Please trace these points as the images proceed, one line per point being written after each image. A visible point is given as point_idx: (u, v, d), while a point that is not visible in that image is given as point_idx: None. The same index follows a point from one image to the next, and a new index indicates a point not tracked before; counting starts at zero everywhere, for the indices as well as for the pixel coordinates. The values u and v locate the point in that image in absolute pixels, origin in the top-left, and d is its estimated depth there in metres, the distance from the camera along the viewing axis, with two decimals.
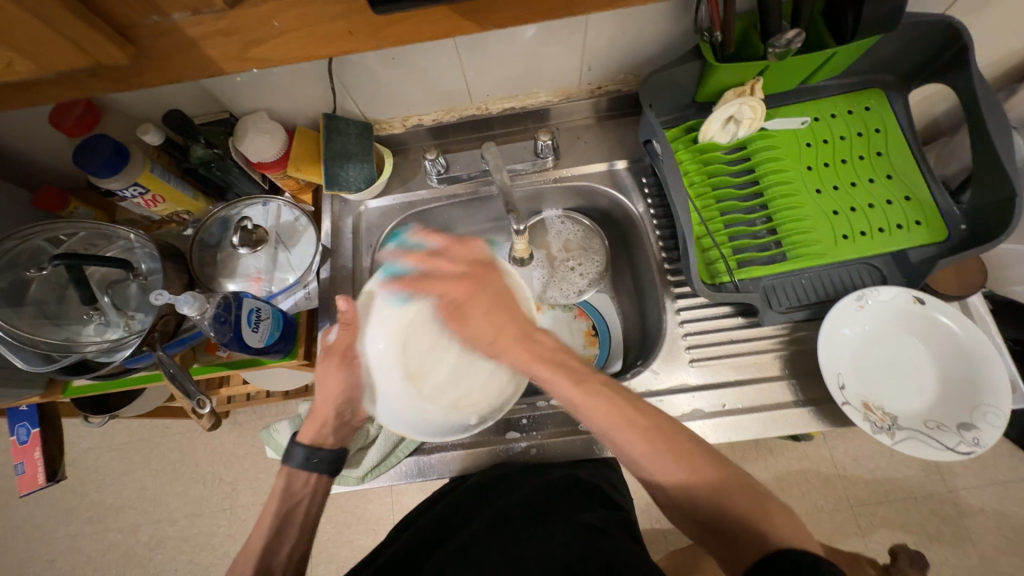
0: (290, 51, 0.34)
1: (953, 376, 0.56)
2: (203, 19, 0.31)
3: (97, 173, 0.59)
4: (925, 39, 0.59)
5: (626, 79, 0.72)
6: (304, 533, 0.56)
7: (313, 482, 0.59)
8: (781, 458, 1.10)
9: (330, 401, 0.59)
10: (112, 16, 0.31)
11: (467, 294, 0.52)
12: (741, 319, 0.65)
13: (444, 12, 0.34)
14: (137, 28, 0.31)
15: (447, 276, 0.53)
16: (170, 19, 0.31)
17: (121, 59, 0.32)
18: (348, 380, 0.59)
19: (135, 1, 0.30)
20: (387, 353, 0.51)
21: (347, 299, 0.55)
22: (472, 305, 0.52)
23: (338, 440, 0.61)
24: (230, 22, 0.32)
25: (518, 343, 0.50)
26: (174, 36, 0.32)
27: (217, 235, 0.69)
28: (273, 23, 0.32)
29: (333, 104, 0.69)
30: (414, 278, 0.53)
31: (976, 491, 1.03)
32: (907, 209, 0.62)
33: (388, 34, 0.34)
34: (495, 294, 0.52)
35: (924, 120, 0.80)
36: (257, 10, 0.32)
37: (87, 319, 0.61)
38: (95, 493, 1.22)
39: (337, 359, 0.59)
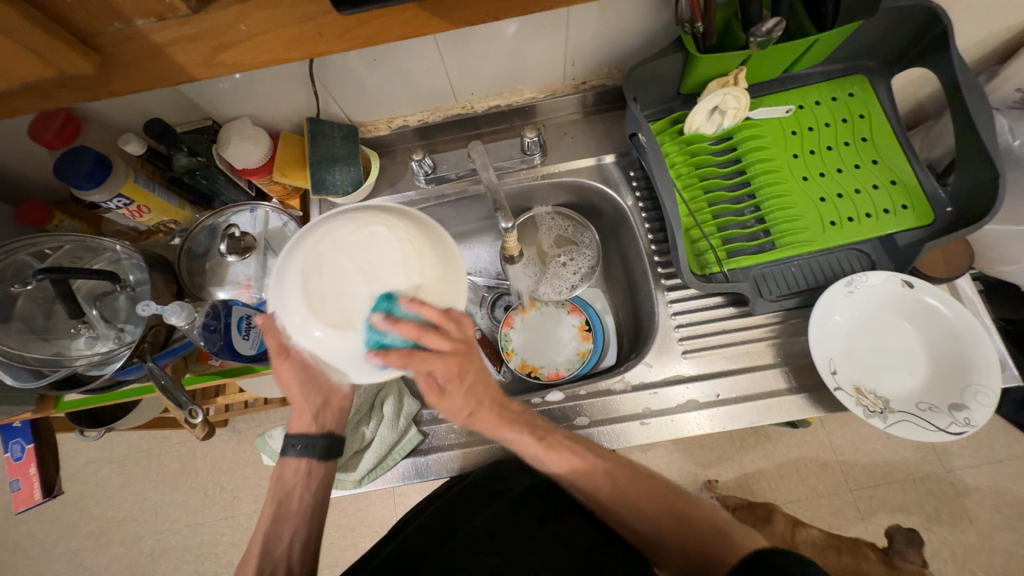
0: (261, 55, 0.34)
1: (942, 357, 0.56)
2: (169, 25, 0.31)
3: (80, 185, 0.59)
4: (905, 24, 0.59)
5: (609, 72, 0.72)
6: (304, 521, 0.56)
7: (305, 471, 0.57)
8: (780, 446, 1.10)
9: (294, 390, 0.54)
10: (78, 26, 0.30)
11: (456, 375, 0.47)
12: (732, 309, 0.65)
13: (412, 11, 0.33)
14: (102, 36, 0.31)
15: (438, 362, 0.44)
16: (137, 27, 0.31)
17: (88, 68, 0.31)
18: (298, 369, 0.51)
19: (98, 9, 0.29)
20: (305, 322, 0.40)
21: (261, 315, 0.47)
22: (459, 383, 0.48)
23: (327, 424, 0.58)
24: (199, 27, 0.31)
25: (488, 412, 0.52)
26: (141, 43, 0.32)
27: (205, 244, 0.69)
28: (241, 26, 0.32)
29: (317, 108, 0.69)
30: (405, 357, 0.42)
31: (972, 471, 1.04)
32: (893, 193, 0.62)
33: (356, 35, 0.34)
34: (479, 378, 0.50)
35: (908, 104, 0.80)
36: (226, 14, 0.31)
37: (76, 332, 0.61)
38: (95, 507, 1.21)
39: (279, 356, 0.50)
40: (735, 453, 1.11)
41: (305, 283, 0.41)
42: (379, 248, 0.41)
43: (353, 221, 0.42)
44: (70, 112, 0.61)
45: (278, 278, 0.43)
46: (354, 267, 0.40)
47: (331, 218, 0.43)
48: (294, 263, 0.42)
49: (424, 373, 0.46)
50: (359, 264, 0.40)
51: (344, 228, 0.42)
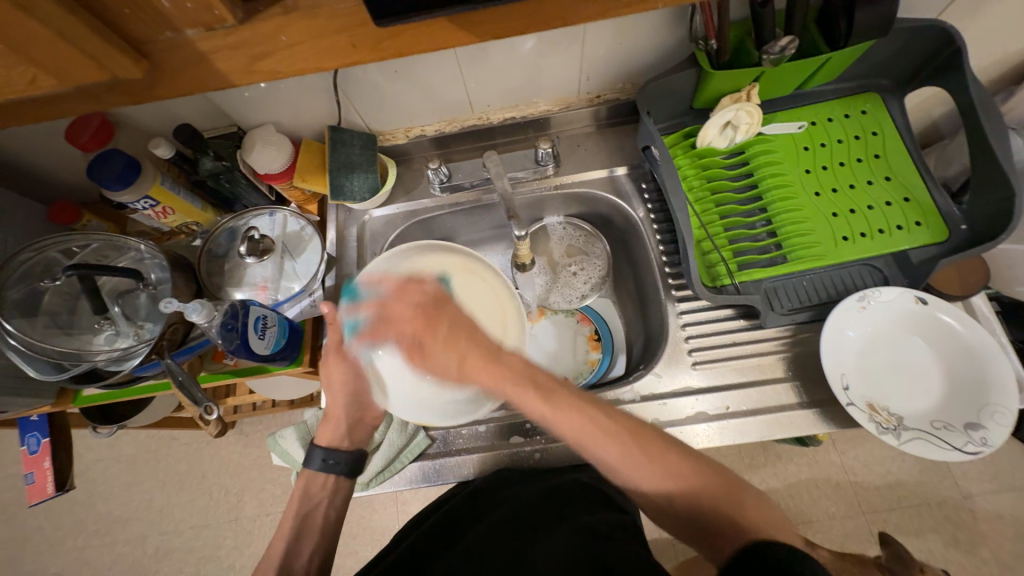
0: (298, 63, 0.36)
1: (957, 375, 0.56)
2: (214, 34, 0.33)
3: (109, 186, 0.61)
4: (919, 43, 0.60)
5: (624, 87, 0.73)
6: (325, 533, 0.56)
7: (332, 485, 0.58)
8: (790, 466, 1.08)
9: (338, 397, 0.59)
10: (130, 34, 0.32)
11: (424, 330, 0.48)
12: (743, 322, 0.65)
13: (442, 24, 0.35)
14: (152, 44, 0.33)
15: (404, 321, 0.50)
16: (184, 36, 0.33)
17: (137, 73, 0.33)
18: (351, 373, 0.58)
19: (150, 18, 0.31)
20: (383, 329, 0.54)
21: (329, 304, 0.59)
22: (432, 339, 0.48)
23: (356, 440, 0.60)
24: (241, 37, 0.33)
25: (481, 364, 0.47)
26: (186, 51, 0.33)
27: (225, 245, 0.71)
28: (281, 37, 0.34)
29: (338, 117, 0.71)
30: (369, 327, 0.53)
31: (991, 498, 1.01)
32: (906, 210, 0.62)
33: (388, 46, 0.36)
34: (453, 329, 0.48)
35: (922, 123, 0.81)
36: (266, 25, 0.33)
37: (98, 328, 0.63)
38: (102, 505, 1.22)
39: (337, 354, 0.59)
40: (744, 472, 1.09)
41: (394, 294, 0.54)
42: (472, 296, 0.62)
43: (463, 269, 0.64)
44: (105, 117, 0.64)
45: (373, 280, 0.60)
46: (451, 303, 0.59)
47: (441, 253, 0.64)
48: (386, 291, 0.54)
49: (401, 332, 0.50)
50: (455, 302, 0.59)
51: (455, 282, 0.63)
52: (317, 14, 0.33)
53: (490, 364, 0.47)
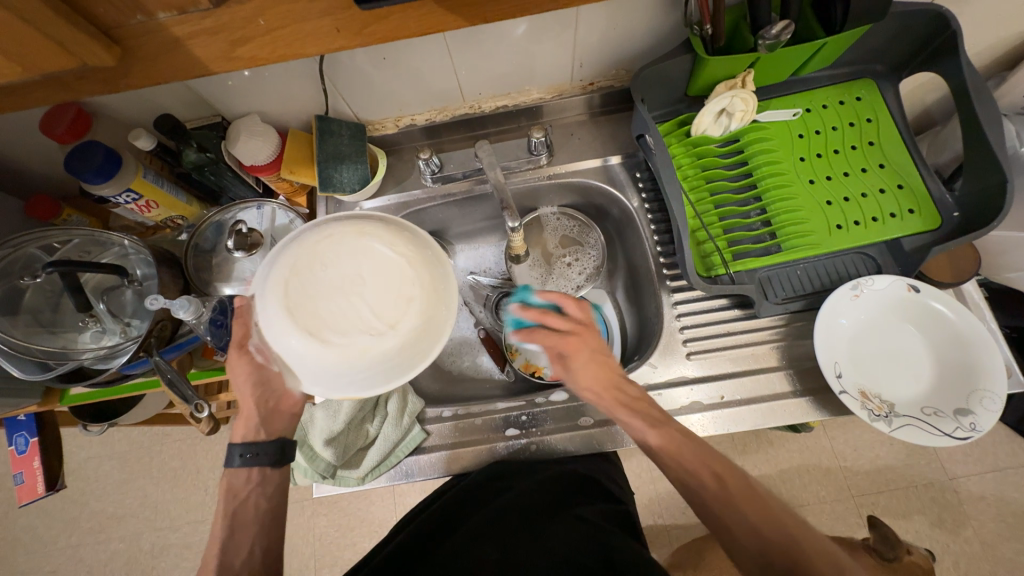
0: (278, 50, 0.34)
1: (947, 362, 0.56)
2: (188, 18, 0.31)
3: (90, 180, 0.59)
4: (914, 28, 0.59)
5: (617, 74, 0.72)
6: (265, 526, 0.53)
7: (256, 475, 0.55)
8: (782, 451, 1.10)
9: (246, 390, 0.55)
10: (99, 16, 0.30)
11: (573, 347, 0.53)
12: (738, 311, 0.65)
13: (428, 10, 0.34)
14: (124, 29, 0.31)
15: (564, 325, 0.54)
16: (156, 20, 0.31)
17: (109, 59, 0.32)
18: (251, 366, 0.54)
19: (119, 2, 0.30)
20: (278, 313, 0.42)
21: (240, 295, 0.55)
22: (574, 357, 0.53)
23: (276, 430, 0.57)
24: (217, 22, 0.32)
25: (614, 392, 0.52)
26: (161, 36, 0.32)
27: (212, 240, 0.69)
28: (260, 20, 0.32)
29: (326, 106, 0.69)
30: (528, 326, 0.55)
31: (976, 479, 1.04)
32: (899, 197, 0.62)
33: (372, 33, 0.34)
34: (594, 354, 0.54)
35: (915, 109, 0.80)
36: (243, 8, 0.31)
37: (83, 326, 0.61)
38: (96, 503, 1.21)
39: (238, 352, 0.54)
40: (737, 458, 1.11)
41: (293, 277, 0.43)
42: (369, 264, 0.43)
43: (353, 235, 0.45)
44: (81, 106, 0.61)
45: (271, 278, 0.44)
46: (340, 278, 0.43)
47: (326, 229, 0.45)
48: (287, 258, 0.44)
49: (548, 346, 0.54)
50: (349, 270, 0.43)
51: (346, 236, 0.45)
52: None
53: (619, 394, 0.52)
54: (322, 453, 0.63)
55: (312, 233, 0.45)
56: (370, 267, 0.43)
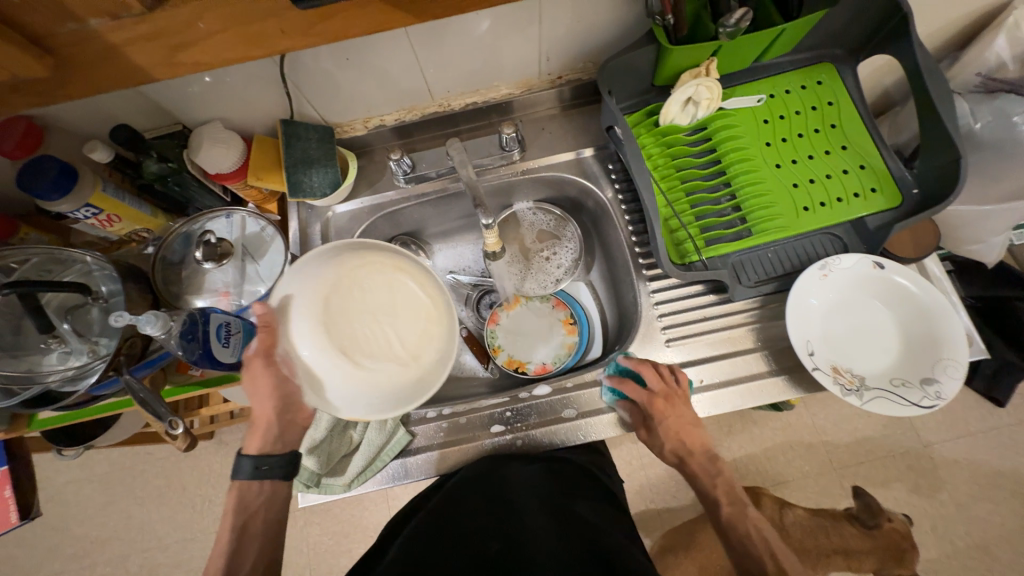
0: (222, 52, 0.33)
1: (913, 334, 0.58)
2: (121, 24, 0.30)
3: (44, 196, 0.57)
4: (868, 12, 0.60)
5: (584, 67, 0.72)
6: (268, 541, 0.54)
7: (267, 488, 0.55)
8: (766, 430, 1.13)
9: (265, 403, 0.53)
10: (26, 25, 0.29)
11: (660, 412, 0.58)
12: (713, 296, 0.66)
13: (375, 7, 0.33)
14: (54, 36, 0.30)
15: (653, 387, 0.59)
16: (89, 26, 0.30)
17: (42, 72, 0.30)
18: (277, 378, 0.53)
19: (46, 11, 0.28)
20: (318, 330, 0.52)
21: (262, 303, 0.51)
22: (663, 421, 0.58)
23: (291, 442, 0.57)
24: (155, 26, 0.31)
25: (695, 457, 0.59)
26: (96, 43, 0.31)
27: (180, 251, 0.67)
28: (199, 24, 0.31)
29: (290, 110, 0.68)
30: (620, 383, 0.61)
31: (950, 445, 1.08)
32: (862, 177, 0.64)
33: (320, 31, 0.33)
34: (681, 417, 0.58)
35: (876, 91, 0.83)
36: (180, 11, 0.30)
37: (47, 347, 0.59)
38: (78, 528, 1.18)
39: (263, 361, 0.53)
40: (723, 439, 1.13)
41: (334, 295, 0.53)
42: (404, 297, 0.55)
43: (392, 266, 0.55)
44: (30, 120, 0.58)
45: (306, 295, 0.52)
46: (375, 305, 0.55)
47: (367, 253, 0.54)
48: (328, 271, 0.53)
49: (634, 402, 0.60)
50: (385, 298, 0.55)
51: (385, 265, 0.55)
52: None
53: (699, 458, 0.59)
54: (305, 462, 0.62)
55: (349, 251, 0.53)
56: (401, 300, 0.55)
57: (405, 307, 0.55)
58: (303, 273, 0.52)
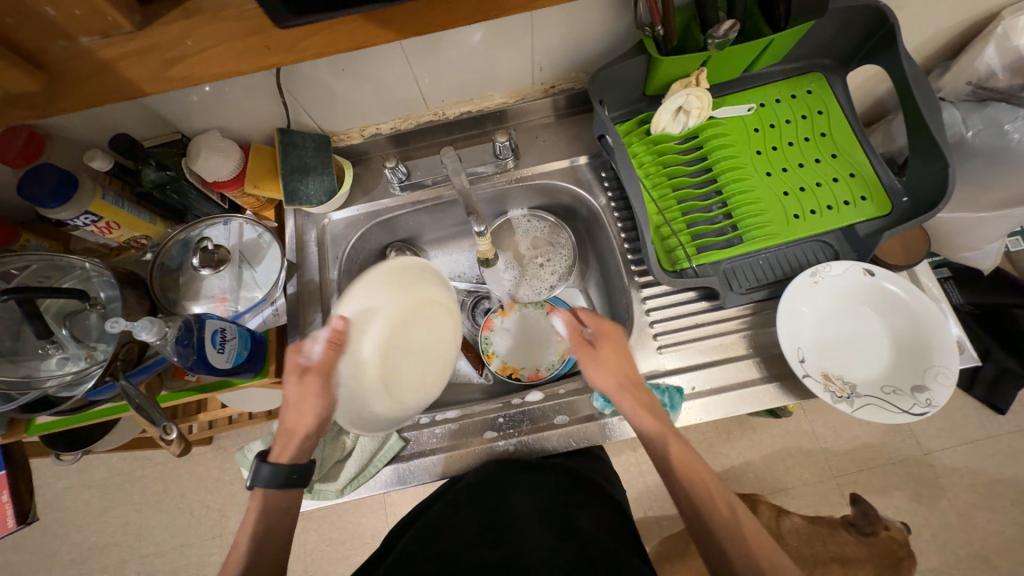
0: (213, 68, 0.35)
1: (903, 341, 0.58)
2: (112, 41, 0.32)
3: (45, 204, 0.58)
4: (856, 23, 0.61)
5: (577, 77, 0.73)
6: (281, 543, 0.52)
7: (290, 494, 0.53)
8: (765, 437, 1.12)
9: (306, 416, 0.52)
10: (21, 42, 0.30)
11: (608, 334, 0.56)
12: (705, 303, 0.66)
13: (361, 24, 0.34)
14: (47, 54, 0.31)
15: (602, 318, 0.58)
16: (79, 43, 0.31)
17: (34, 86, 0.32)
18: (324, 395, 0.52)
19: (39, 28, 0.30)
20: (361, 346, 0.51)
21: (343, 318, 0.50)
22: (608, 342, 0.56)
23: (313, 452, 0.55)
24: (145, 43, 0.32)
25: (637, 390, 0.53)
26: (88, 59, 0.32)
27: (179, 258, 0.68)
28: (187, 41, 0.32)
29: (287, 119, 0.69)
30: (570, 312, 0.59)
31: (950, 452, 1.07)
32: (852, 185, 0.64)
33: (307, 48, 0.34)
34: (623, 345, 0.56)
35: (868, 100, 0.84)
36: (169, 29, 0.32)
37: (46, 353, 0.59)
38: (77, 534, 1.18)
39: (318, 377, 0.51)
40: (721, 446, 1.13)
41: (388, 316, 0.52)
42: (441, 332, 0.57)
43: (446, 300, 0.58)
44: (32, 130, 0.60)
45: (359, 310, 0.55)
46: (414, 334, 0.54)
47: (425, 280, 0.56)
48: (390, 291, 0.52)
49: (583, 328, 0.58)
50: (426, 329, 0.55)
51: (440, 296, 0.57)
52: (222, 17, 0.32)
53: (640, 390, 0.54)
54: None
55: (410, 275, 0.54)
56: (436, 339, 0.56)
57: (432, 345, 0.56)
58: (370, 288, 0.51)
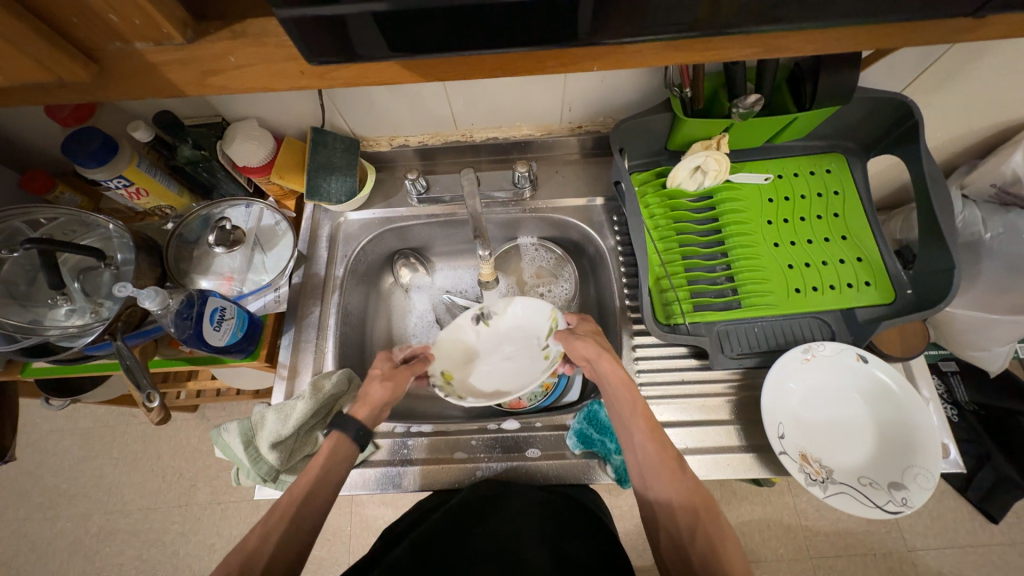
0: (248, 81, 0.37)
1: (889, 434, 0.57)
2: (163, 49, 0.34)
3: (83, 164, 0.61)
4: (882, 113, 0.62)
5: (604, 121, 0.75)
6: (302, 523, 0.52)
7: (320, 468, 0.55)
8: (744, 503, 1.09)
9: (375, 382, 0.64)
10: (82, 39, 0.33)
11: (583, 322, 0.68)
12: (694, 360, 0.66)
13: (389, 64, 0.36)
14: (103, 51, 0.34)
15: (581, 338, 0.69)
16: (133, 47, 0.34)
17: (85, 76, 0.34)
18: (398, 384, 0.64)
19: (101, 30, 0.32)
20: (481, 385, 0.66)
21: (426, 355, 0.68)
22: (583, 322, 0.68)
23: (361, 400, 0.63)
24: (191, 54, 0.35)
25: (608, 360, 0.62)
26: (139, 60, 0.35)
27: (197, 232, 0.71)
28: (231, 57, 0.35)
29: (322, 119, 0.72)
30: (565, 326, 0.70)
31: (936, 554, 1.03)
32: (858, 269, 0.64)
33: (335, 76, 0.36)
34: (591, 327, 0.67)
35: (890, 186, 0.84)
36: (215, 45, 0.35)
37: (55, 303, 0.62)
38: (50, 479, 1.20)
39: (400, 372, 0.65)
40: None
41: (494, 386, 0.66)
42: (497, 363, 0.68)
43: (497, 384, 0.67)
44: None
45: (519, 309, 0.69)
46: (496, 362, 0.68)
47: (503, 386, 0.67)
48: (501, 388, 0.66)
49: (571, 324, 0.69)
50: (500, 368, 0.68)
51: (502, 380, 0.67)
52: (263, 41, 0.34)
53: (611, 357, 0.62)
54: (267, 455, 0.60)
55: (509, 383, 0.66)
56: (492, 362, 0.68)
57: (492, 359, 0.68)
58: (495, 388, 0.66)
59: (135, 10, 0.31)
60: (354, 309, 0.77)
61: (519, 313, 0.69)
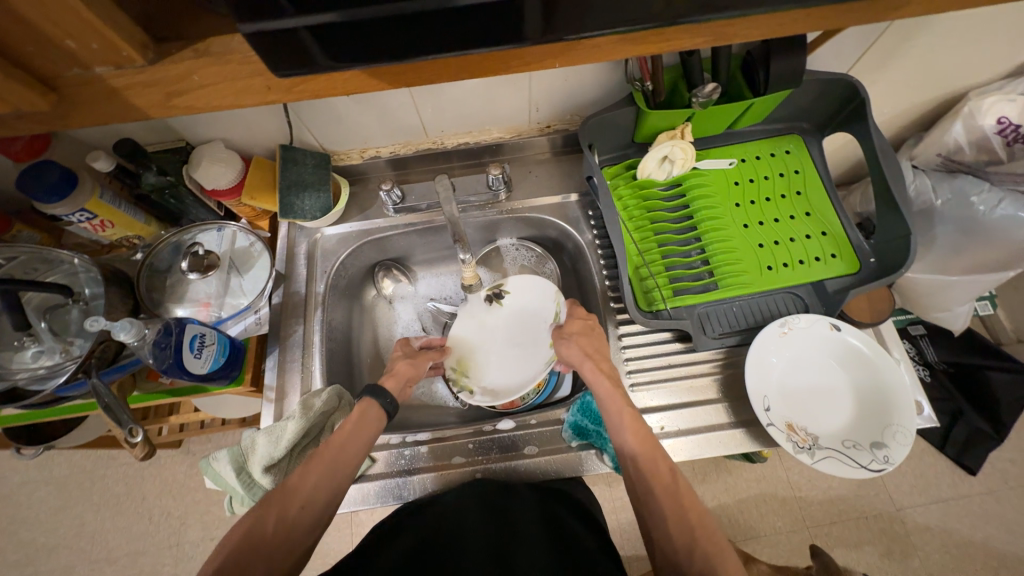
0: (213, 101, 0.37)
1: (867, 400, 0.60)
2: (124, 72, 0.34)
3: (42, 199, 0.59)
4: (831, 94, 0.66)
5: (572, 118, 0.77)
6: (331, 475, 0.52)
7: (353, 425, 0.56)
8: (740, 480, 1.12)
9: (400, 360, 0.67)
10: (38, 68, 0.33)
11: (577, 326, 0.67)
12: (679, 344, 0.68)
13: (355, 73, 0.36)
14: (62, 78, 0.34)
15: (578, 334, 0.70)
16: (93, 72, 0.34)
17: (44, 105, 0.34)
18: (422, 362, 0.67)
19: (58, 57, 0.32)
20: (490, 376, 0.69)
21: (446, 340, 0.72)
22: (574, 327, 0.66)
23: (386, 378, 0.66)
24: (152, 76, 0.35)
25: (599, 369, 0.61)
26: (99, 86, 0.34)
27: (168, 260, 0.69)
28: (194, 76, 0.35)
29: (290, 136, 0.71)
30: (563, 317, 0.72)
31: (922, 510, 1.07)
32: (824, 243, 0.67)
33: (301, 89, 0.36)
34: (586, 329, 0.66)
35: (846, 162, 0.89)
36: (176, 66, 0.34)
37: (21, 345, 0.59)
38: (27, 533, 1.13)
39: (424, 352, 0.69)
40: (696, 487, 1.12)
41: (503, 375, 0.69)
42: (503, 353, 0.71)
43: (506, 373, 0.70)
44: None
45: (522, 290, 0.72)
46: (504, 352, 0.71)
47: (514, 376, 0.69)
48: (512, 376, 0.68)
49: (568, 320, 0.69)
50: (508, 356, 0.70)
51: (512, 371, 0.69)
52: (227, 59, 0.34)
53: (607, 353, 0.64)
54: (260, 481, 0.59)
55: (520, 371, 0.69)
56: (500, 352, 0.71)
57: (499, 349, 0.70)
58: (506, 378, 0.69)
59: (93, 35, 0.31)
60: (338, 324, 0.76)
61: (523, 298, 0.72)
